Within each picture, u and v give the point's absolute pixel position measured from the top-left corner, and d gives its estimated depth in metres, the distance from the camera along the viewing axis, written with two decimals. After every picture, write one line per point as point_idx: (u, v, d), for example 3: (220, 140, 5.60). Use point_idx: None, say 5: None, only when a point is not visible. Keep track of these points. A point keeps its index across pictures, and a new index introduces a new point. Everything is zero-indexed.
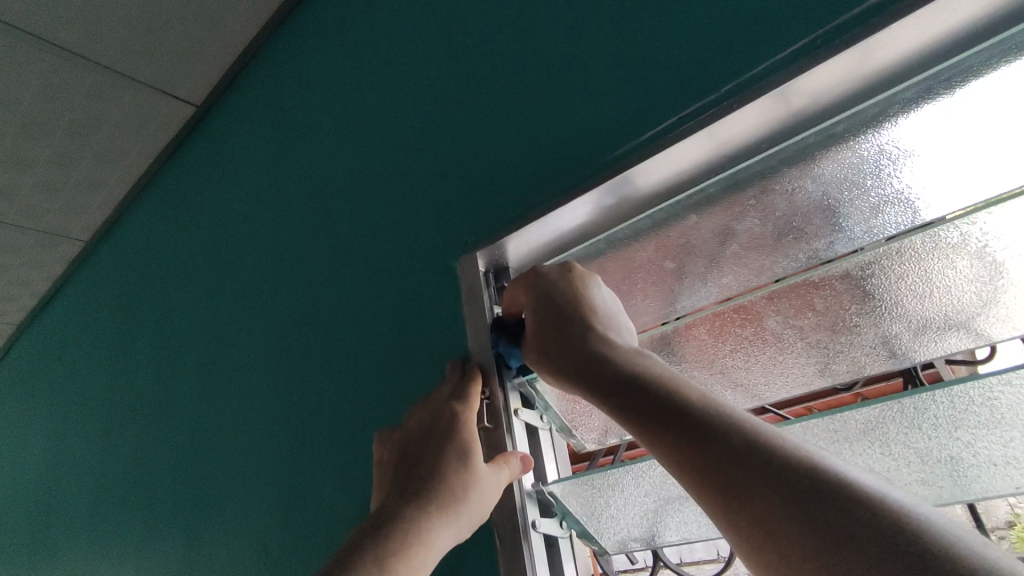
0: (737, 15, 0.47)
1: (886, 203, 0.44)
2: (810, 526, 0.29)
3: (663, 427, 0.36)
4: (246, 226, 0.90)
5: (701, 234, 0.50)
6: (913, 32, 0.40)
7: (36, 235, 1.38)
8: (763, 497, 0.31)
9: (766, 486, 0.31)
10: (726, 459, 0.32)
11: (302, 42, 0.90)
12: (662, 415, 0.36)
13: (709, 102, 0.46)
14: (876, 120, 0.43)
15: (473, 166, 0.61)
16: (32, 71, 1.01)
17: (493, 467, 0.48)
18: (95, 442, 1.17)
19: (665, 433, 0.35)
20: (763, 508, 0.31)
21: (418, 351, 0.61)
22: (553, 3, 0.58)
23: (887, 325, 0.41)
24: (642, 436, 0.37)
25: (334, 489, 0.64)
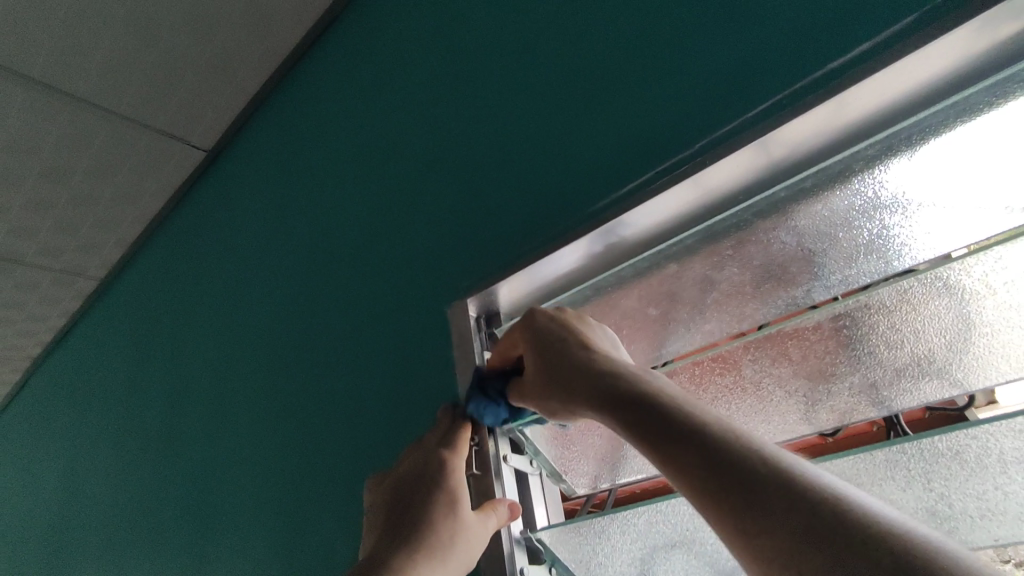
0: (711, 72, 0.48)
1: (860, 252, 0.45)
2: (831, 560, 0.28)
3: (675, 454, 0.34)
4: (252, 266, 0.93)
5: (684, 282, 0.51)
6: (875, 93, 0.41)
7: (53, 274, 1.42)
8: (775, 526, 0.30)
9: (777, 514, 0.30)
10: (738, 488, 0.31)
11: (308, 91, 0.94)
12: (675, 442, 0.35)
13: (686, 157, 0.48)
14: (843, 175, 0.44)
15: (467, 214, 0.63)
16: (53, 121, 1.07)
17: (481, 514, 0.48)
18: (104, 479, 1.18)
19: (679, 458, 0.34)
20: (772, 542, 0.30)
21: (413, 394, 0.62)
22: (540, 59, 0.60)
23: (865, 373, 0.42)
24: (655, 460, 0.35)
25: (332, 532, 0.65)
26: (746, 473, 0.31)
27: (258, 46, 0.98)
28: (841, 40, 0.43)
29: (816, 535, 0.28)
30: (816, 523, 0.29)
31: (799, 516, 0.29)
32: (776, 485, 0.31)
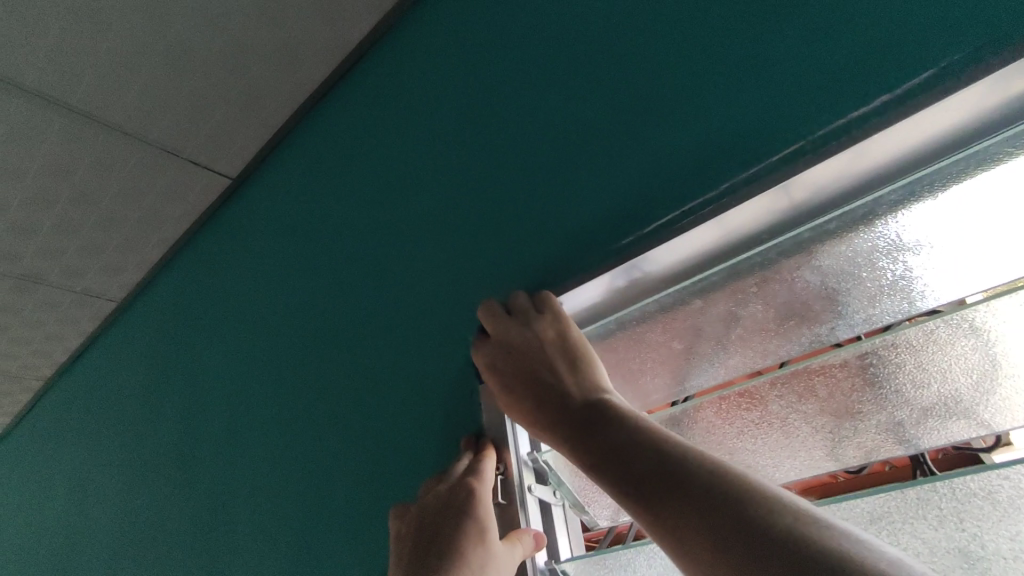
0: (734, 117, 0.50)
1: (883, 292, 0.46)
2: (766, 555, 0.34)
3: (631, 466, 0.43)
4: (274, 290, 0.95)
5: (709, 317, 0.53)
6: (894, 142, 0.43)
7: (73, 295, 1.45)
8: (719, 532, 0.36)
9: (722, 519, 0.36)
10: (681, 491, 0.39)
11: (335, 123, 0.97)
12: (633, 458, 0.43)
13: (709, 198, 0.49)
14: (867, 219, 0.46)
15: (491, 247, 0.65)
16: (86, 148, 1.10)
17: (508, 543, 0.49)
18: (115, 501, 1.18)
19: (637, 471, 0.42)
20: (722, 543, 0.36)
21: (436, 424, 0.63)
22: (564, 99, 0.63)
23: (891, 412, 0.43)
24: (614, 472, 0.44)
25: (351, 561, 0.65)
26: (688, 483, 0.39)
27: (286, 78, 1.01)
28: (862, 86, 0.44)
29: (753, 533, 0.35)
30: (752, 527, 0.35)
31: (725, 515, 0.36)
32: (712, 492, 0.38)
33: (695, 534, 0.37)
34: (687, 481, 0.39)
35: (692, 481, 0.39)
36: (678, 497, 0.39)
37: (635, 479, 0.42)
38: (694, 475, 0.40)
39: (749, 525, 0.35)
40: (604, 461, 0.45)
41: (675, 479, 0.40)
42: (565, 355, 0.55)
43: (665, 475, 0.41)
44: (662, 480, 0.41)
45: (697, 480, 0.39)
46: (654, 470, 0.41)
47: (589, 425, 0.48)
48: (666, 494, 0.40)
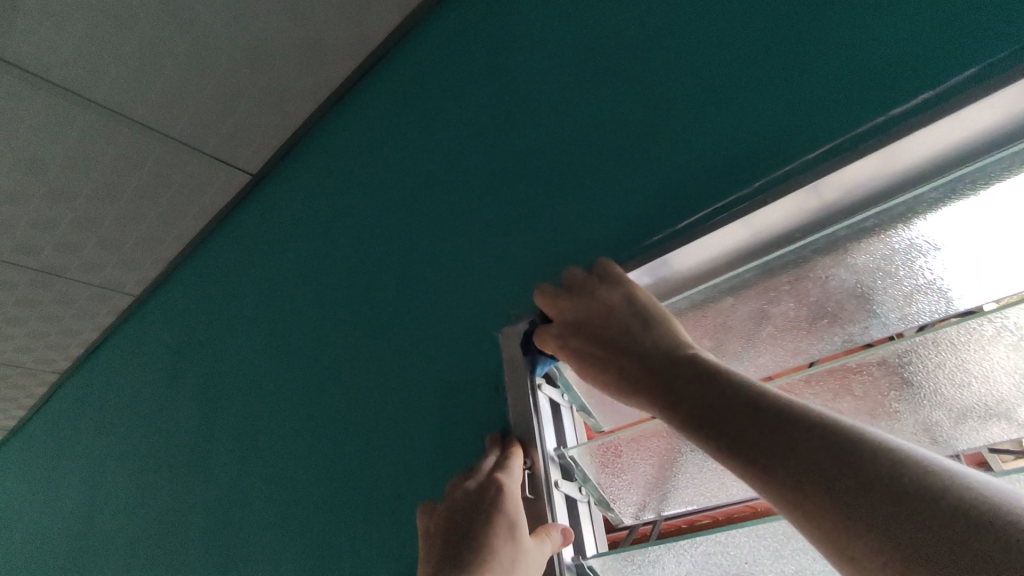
0: (768, 116, 0.50)
1: (919, 292, 0.46)
2: (887, 508, 0.31)
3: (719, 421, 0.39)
4: (293, 285, 0.95)
5: (738, 315, 0.52)
6: (934, 140, 0.43)
7: (91, 289, 1.46)
8: (840, 492, 0.33)
9: (842, 479, 0.33)
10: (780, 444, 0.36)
11: (357, 120, 0.98)
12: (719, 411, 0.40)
13: (743, 195, 0.49)
14: (905, 216, 0.45)
15: (517, 244, 0.65)
16: (110, 142, 1.11)
17: (536, 539, 0.49)
18: (130, 495, 1.19)
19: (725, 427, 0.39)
20: (844, 506, 0.33)
21: (458, 419, 0.63)
22: (593, 97, 0.63)
23: (926, 413, 0.43)
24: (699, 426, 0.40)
25: (370, 557, 0.65)
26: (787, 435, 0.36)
27: (309, 76, 1.02)
28: (898, 85, 0.44)
29: (882, 496, 0.31)
30: (874, 487, 0.32)
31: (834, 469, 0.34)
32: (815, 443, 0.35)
33: (808, 496, 0.34)
34: (795, 437, 0.36)
35: (804, 437, 0.35)
36: (787, 456, 0.35)
37: (735, 438, 0.38)
38: (806, 429, 0.36)
39: (873, 485, 0.32)
40: (697, 422, 0.40)
41: (783, 436, 0.36)
42: (633, 310, 0.50)
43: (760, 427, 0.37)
44: (768, 438, 0.37)
45: (809, 436, 0.35)
46: (756, 426, 0.37)
47: (663, 380, 0.44)
48: (773, 454, 0.36)
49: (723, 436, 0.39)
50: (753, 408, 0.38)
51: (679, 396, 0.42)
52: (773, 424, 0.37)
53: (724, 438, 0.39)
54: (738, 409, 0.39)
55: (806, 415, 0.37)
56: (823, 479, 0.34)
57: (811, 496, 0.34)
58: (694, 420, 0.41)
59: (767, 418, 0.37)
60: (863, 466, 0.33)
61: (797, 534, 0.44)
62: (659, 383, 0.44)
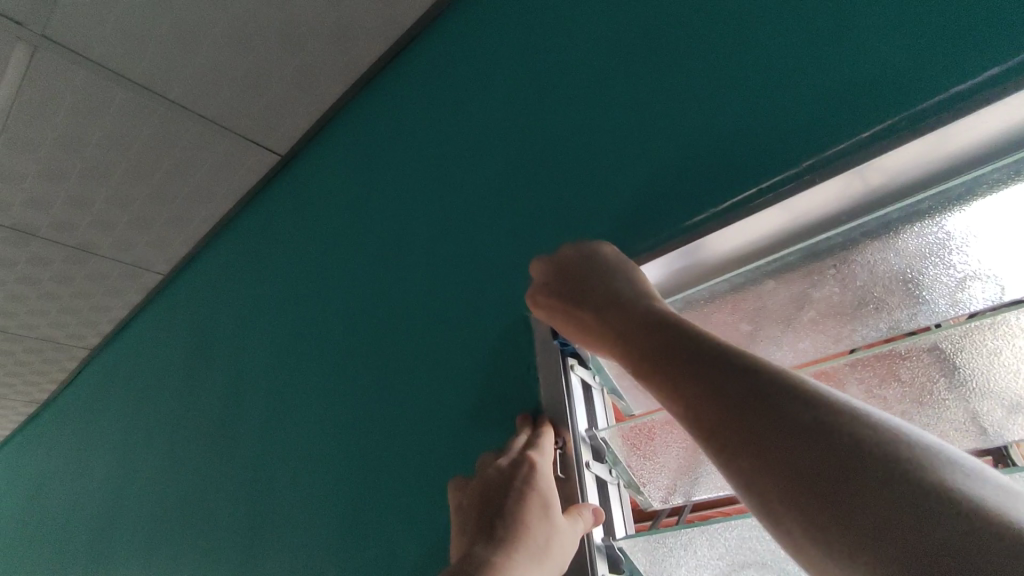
0: (817, 95, 0.48)
1: (970, 278, 0.44)
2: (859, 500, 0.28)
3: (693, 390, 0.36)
4: (322, 265, 0.96)
5: (778, 299, 0.51)
6: (998, 118, 0.41)
7: (122, 267, 1.49)
8: (807, 466, 0.30)
9: (814, 451, 0.30)
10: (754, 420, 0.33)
11: (387, 101, 0.98)
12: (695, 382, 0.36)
13: (790, 176, 0.48)
14: (963, 197, 0.43)
15: (550, 226, 0.64)
16: (144, 121, 1.13)
17: (569, 518, 0.49)
18: (159, 468, 1.22)
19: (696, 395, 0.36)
20: (809, 481, 0.29)
21: (486, 398, 0.63)
22: (632, 76, 0.61)
23: (975, 402, 0.42)
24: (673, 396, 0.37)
25: (397, 532, 0.66)
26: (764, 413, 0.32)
27: (341, 57, 1.02)
28: (959, 63, 0.42)
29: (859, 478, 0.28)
30: (847, 463, 0.29)
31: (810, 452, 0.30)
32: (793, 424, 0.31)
33: (774, 467, 0.31)
34: (772, 403, 0.32)
35: (781, 404, 0.32)
36: (759, 424, 0.32)
37: (706, 399, 0.35)
38: (785, 395, 0.33)
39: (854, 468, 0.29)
40: (668, 380, 0.37)
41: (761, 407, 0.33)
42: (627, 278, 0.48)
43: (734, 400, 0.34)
44: (741, 402, 0.33)
45: (788, 403, 0.32)
46: (728, 390, 0.34)
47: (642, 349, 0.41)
48: (743, 420, 0.33)
49: (693, 396, 0.36)
50: (731, 370, 0.35)
51: (653, 357, 0.39)
52: (750, 388, 0.34)
53: (693, 399, 0.36)
54: (714, 370, 0.36)
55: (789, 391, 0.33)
56: (793, 450, 0.31)
57: (778, 469, 0.31)
58: (665, 377, 0.38)
59: (745, 381, 0.34)
60: (841, 441, 0.30)
61: None
62: (635, 343, 0.42)
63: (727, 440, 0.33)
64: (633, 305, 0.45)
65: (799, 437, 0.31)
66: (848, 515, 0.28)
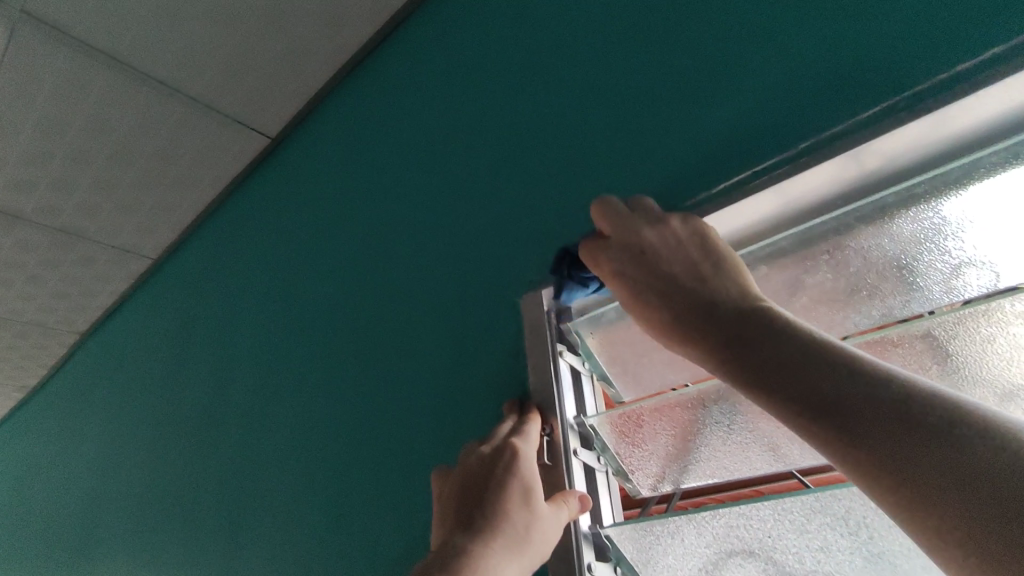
0: (814, 76, 0.47)
1: (965, 265, 0.43)
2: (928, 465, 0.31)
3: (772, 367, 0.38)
4: (311, 250, 0.95)
5: (770, 285, 0.50)
6: (998, 100, 0.40)
7: (109, 251, 1.47)
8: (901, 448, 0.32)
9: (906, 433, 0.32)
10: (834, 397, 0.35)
11: (378, 82, 0.95)
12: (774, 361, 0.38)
13: (784, 158, 0.47)
14: (959, 182, 0.43)
15: (540, 210, 0.62)
16: (128, 101, 1.10)
17: (553, 506, 0.48)
18: (146, 455, 1.21)
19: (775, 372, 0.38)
20: (904, 459, 0.32)
21: (474, 385, 0.62)
22: (626, 56, 0.60)
23: (968, 390, 0.42)
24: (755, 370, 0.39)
25: (384, 520, 0.65)
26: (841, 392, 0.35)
27: (330, 38, 1.00)
28: (961, 43, 0.41)
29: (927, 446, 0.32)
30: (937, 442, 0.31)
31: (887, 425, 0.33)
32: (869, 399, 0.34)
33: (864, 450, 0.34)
34: (859, 389, 0.35)
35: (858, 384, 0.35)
36: (850, 410, 0.34)
37: (793, 388, 0.37)
38: (879, 385, 0.34)
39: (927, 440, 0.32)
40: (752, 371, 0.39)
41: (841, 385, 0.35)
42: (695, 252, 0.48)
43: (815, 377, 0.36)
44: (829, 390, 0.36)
45: (877, 387, 0.34)
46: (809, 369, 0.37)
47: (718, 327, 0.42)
48: (835, 407, 0.35)
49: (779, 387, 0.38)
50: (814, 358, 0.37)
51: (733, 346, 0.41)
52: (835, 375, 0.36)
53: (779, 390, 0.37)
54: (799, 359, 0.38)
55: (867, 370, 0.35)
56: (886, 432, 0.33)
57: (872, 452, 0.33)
58: (750, 365, 0.39)
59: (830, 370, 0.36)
60: (928, 418, 0.32)
61: (825, 509, 0.43)
62: (710, 333, 0.43)
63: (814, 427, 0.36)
64: (701, 289, 0.46)
65: (889, 420, 0.33)
66: (946, 492, 0.31)
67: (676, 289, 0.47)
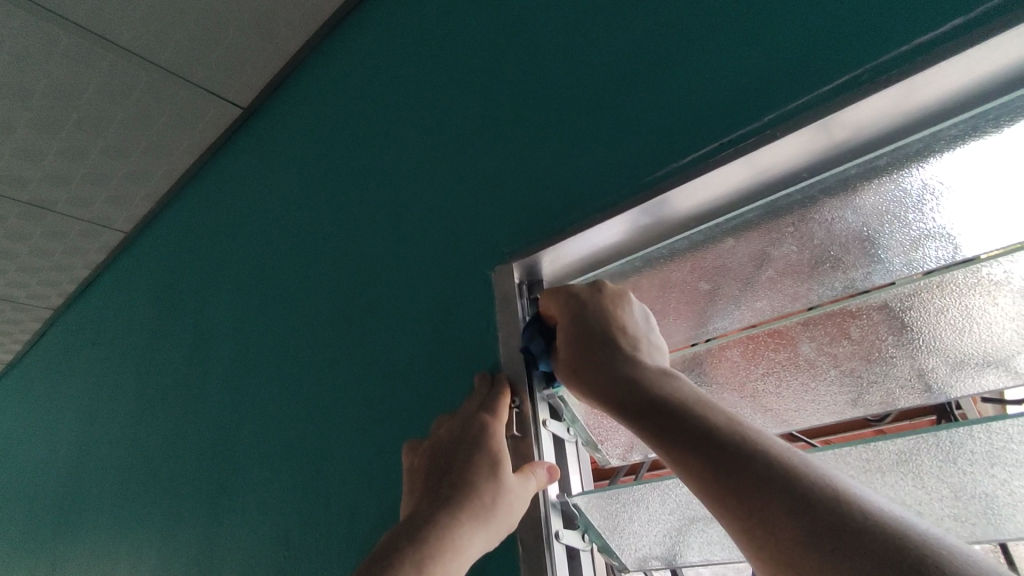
0: (784, 46, 0.47)
1: (926, 237, 0.43)
2: (831, 559, 0.30)
3: (686, 451, 0.37)
4: (284, 223, 0.93)
5: (737, 257, 0.50)
6: (959, 73, 0.40)
7: (81, 224, 1.43)
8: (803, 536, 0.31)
9: (816, 528, 0.31)
10: (743, 486, 0.34)
11: (350, 50, 0.92)
12: (687, 441, 0.38)
13: (751, 130, 0.47)
14: (920, 154, 0.43)
15: (512, 182, 0.62)
16: (91, 68, 1.06)
17: (521, 477, 0.49)
18: (124, 430, 1.19)
19: (690, 455, 0.37)
20: (818, 553, 0.31)
21: (447, 358, 0.62)
22: (599, 23, 0.59)
23: (922, 358, 0.42)
24: (668, 452, 0.38)
25: (358, 492, 0.65)
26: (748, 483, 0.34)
27: (300, 4, 0.96)
28: (927, 13, 0.41)
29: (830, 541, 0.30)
30: (835, 535, 0.30)
31: (789, 519, 0.32)
32: (775, 492, 0.33)
33: (767, 536, 0.33)
34: (781, 489, 0.33)
35: (757, 478, 0.34)
36: (770, 505, 0.33)
37: (729, 490, 0.35)
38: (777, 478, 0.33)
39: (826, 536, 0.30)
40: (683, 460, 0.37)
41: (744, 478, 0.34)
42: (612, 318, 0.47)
43: (723, 463, 0.35)
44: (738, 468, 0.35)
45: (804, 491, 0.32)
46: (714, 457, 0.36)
47: (632, 401, 0.42)
48: (762, 508, 0.33)
49: (689, 461, 0.37)
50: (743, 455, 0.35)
51: (654, 421, 0.40)
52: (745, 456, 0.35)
53: (692, 468, 0.37)
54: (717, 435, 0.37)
55: (771, 464, 0.34)
56: (812, 537, 0.31)
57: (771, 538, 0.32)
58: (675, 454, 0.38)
59: (751, 456, 0.35)
60: (835, 510, 0.31)
61: None
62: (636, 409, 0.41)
63: (723, 505, 0.35)
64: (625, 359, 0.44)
65: (807, 518, 0.31)
66: None
67: (597, 350, 0.45)
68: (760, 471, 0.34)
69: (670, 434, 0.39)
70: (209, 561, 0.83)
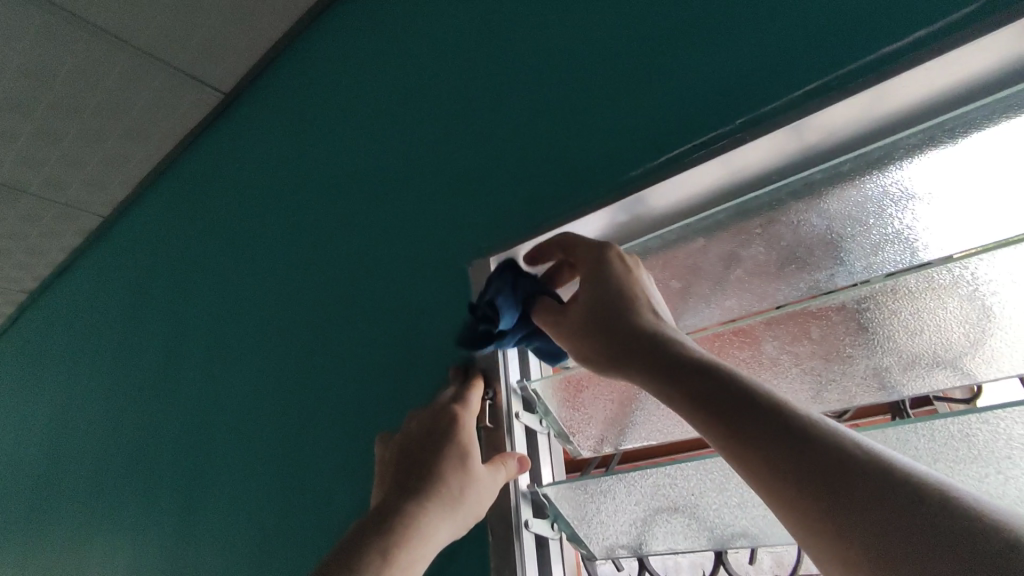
0: (756, 52, 0.48)
1: (886, 242, 0.45)
2: (890, 524, 0.29)
3: (723, 419, 0.36)
4: (263, 212, 0.92)
5: (708, 257, 0.52)
6: (920, 83, 0.41)
7: (57, 207, 1.41)
8: (868, 509, 0.30)
9: (874, 495, 0.30)
10: (790, 454, 0.33)
11: (333, 38, 0.92)
12: (726, 408, 0.36)
13: (724, 132, 0.47)
14: (881, 161, 0.45)
15: (491, 177, 0.62)
16: (66, 48, 1.03)
17: (490, 468, 0.50)
18: (98, 420, 1.18)
19: (728, 423, 0.36)
20: (881, 520, 0.30)
21: (424, 351, 0.62)
22: (580, 21, 0.59)
23: (878, 358, 0.44)
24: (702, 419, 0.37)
25: (334, 483, 0.66)
26: (798, 450, 0.33)
27: None
28: (893, 22, 0.42)
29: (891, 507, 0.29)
30: (901, 501, 0.29)
31: (844, 485, 0.31)
32: (827, 458, 0.32)
33: (824, 510, 0.31)
34: (832, 456, 0.32)
35: (808, 445, 0.33)
36: (823, 473, 0.32)
37: (775, 455, 0.33)
38: (829, 446, 0.32)
39: (889, 502, 0.30)
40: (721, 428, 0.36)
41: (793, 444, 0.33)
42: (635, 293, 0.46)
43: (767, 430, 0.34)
44: (786, 437, 0.33)
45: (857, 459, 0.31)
46: (756, 424, 0.35)
47: (665, 366, 0.40)
48: (812, 475, 0.32)
49: (731, 429, 0.35)
50: (786, 423, 0.34)
51: (689, 388, 0.38)
52: (798, 429, 0.34)
53: (732, 435, 0.35)
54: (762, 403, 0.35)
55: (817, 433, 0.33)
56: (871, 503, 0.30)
57: (826, 508, 0.31)
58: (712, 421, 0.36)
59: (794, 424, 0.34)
60: (890, 476, 0.30)
61: None
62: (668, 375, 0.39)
63: (767, 474, 0.34)
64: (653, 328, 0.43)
65: (865, 484, 0.31)
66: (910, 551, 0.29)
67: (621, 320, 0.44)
68: (807, 438, 0.33)
69: (707, 401, 0.37)
70: (184, 550, 0.83)
